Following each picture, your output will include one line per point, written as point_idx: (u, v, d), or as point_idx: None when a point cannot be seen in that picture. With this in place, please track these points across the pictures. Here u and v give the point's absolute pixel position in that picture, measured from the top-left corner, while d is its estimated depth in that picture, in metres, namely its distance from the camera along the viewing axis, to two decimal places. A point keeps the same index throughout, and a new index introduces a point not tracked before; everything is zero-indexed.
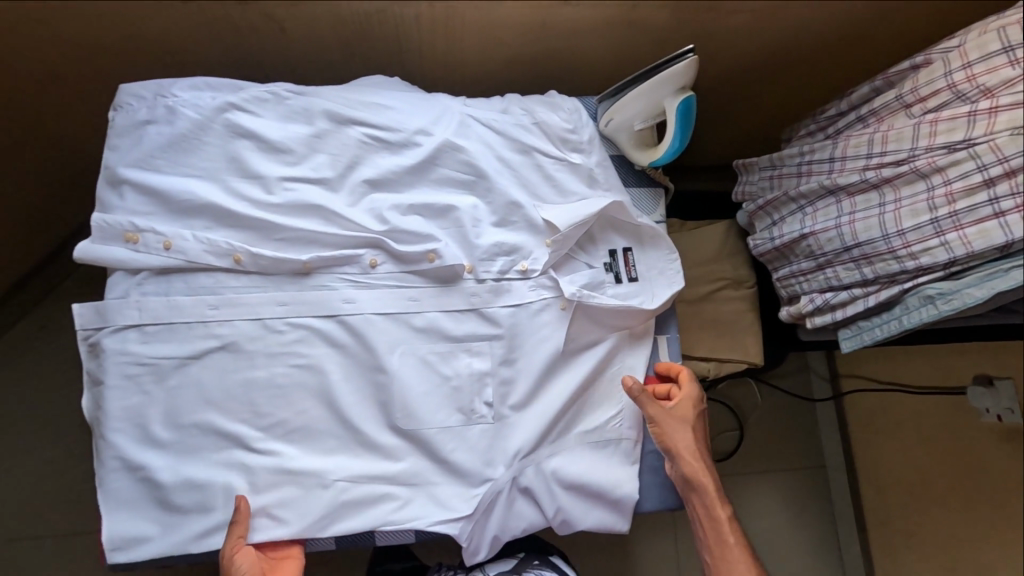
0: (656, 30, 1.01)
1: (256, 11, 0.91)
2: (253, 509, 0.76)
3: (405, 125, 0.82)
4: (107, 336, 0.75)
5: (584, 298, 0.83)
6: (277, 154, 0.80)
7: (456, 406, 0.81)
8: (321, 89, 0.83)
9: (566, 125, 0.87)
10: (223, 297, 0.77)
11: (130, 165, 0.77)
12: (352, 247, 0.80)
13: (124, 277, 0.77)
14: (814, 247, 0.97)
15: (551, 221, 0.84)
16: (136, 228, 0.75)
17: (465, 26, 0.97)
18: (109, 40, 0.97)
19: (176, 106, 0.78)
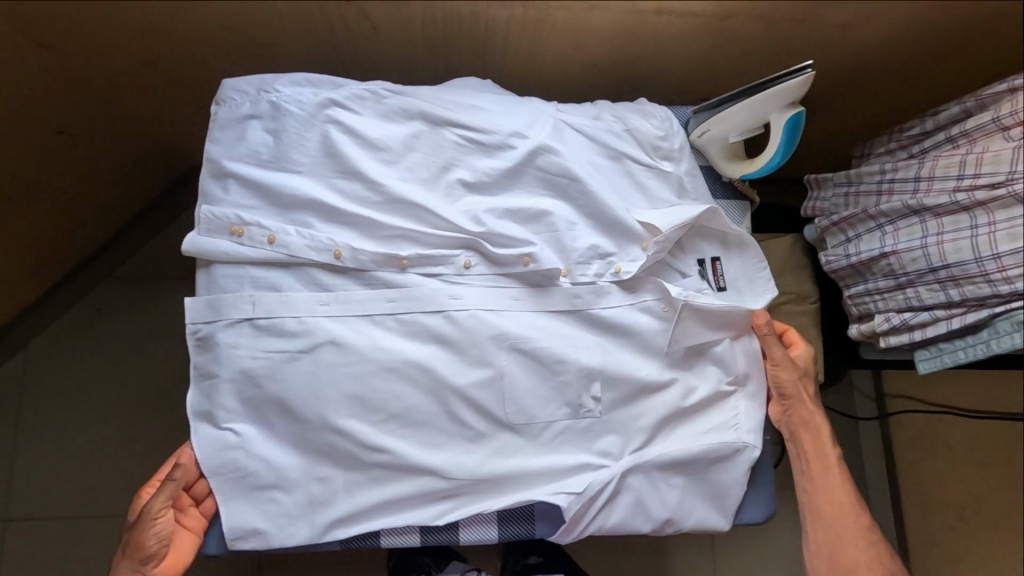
0: (743, 41, 1.01)
1: (350, 7, 0.91)
2: (373, 502, 0.81)
3: (501, 129, 0.84)
4: (220, 329, 0.79)
5: (691, 299, 0.85)
6: (375, 150, 0.82)
7: (565, 401, 0.83)
8: (419, 89, 0.85)
9: (657, 133, 0.89)
10: (334, 293, 0.80)
11: (234, 159, 0.80)
12: (448, 248, 0.82)
13: (231, 271, 0.80)
14: (894, 266, 0.96)
15: (652, 225, 0.85)
16: (241, 222, 0.79)
17: (552, 31, 0.97)
18: (203, 36, 0.98)
19: (280, 102, 0.81)
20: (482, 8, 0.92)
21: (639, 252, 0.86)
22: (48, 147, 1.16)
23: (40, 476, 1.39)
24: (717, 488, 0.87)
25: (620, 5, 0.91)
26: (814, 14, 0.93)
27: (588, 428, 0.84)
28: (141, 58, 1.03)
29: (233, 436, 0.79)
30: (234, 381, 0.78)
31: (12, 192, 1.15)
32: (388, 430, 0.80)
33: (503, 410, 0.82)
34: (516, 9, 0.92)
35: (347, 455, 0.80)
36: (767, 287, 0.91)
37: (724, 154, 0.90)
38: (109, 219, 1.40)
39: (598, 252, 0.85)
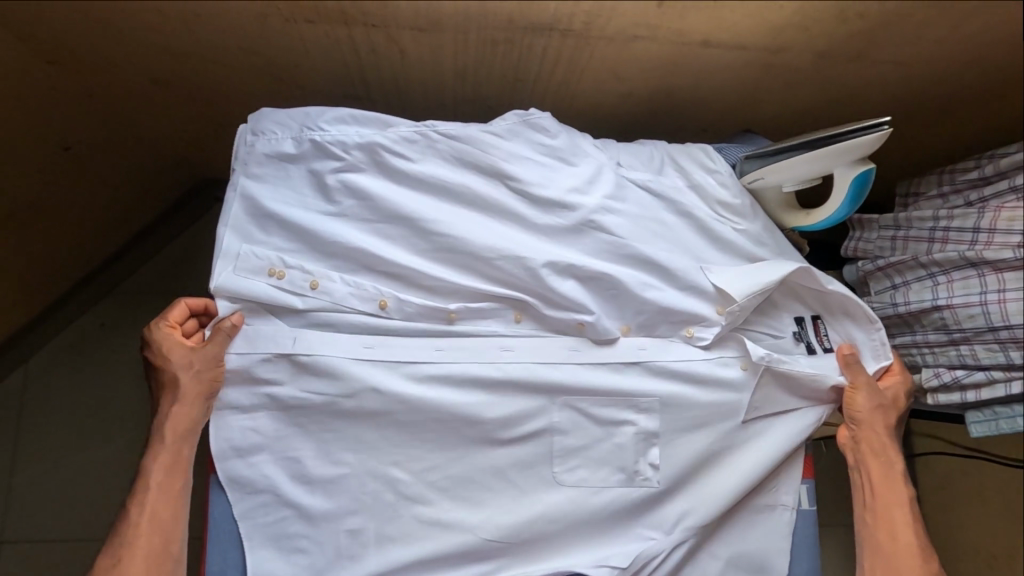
0: (794, 77, 0.95)
1: (379, 34, 0.86)
2: (409, 561, 0.75)
3: (556, 186, 0.77)
4: (252, 370, 0.75)
5: (772, 362, 0.80)
6: (423, 187, 0.78)
7: (618, 465, 0.78)
8: (471, 129, 0.78)
9: (725, 192, 0.81)
10: (379, 336, 0.77)
11: (277, 200, 0.76)
12: (500, 301, 0.79)
13: (269, 312, 0.77)
14: (947, 320, 0.91)
15: (725, 291, 0.79)
16: (282, 263, 0.76)
17: (589, 63, 0.92)
18: (223, 58, 0.92)
19: (325, 142, 0.76)
20: (518, 38, 0.86)
21: (713, 320, 0.80)
22: (55, 162, 1.11)
23: (39, 499, 1.34)
24: (766, 558, 0.82)
25: (668, 37, 0.85)
26: (871, 51, 0.87)
27: (640, 498, 0.78)
28: (153, 75, 0.98)
29: (253, 489, 0.75)
30: (259, 429, 0.75)
31: (17, 209, 1.10)
32: (417, 491, 0.75)
33: (546, 466, 0.77)
34: (555, 38, 0.86)
35: (370, 517, 0.75)
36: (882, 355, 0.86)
37: (781, 202, 0.84)
38: (115, 233, 1.35)
39: (664, 316, 0.80)
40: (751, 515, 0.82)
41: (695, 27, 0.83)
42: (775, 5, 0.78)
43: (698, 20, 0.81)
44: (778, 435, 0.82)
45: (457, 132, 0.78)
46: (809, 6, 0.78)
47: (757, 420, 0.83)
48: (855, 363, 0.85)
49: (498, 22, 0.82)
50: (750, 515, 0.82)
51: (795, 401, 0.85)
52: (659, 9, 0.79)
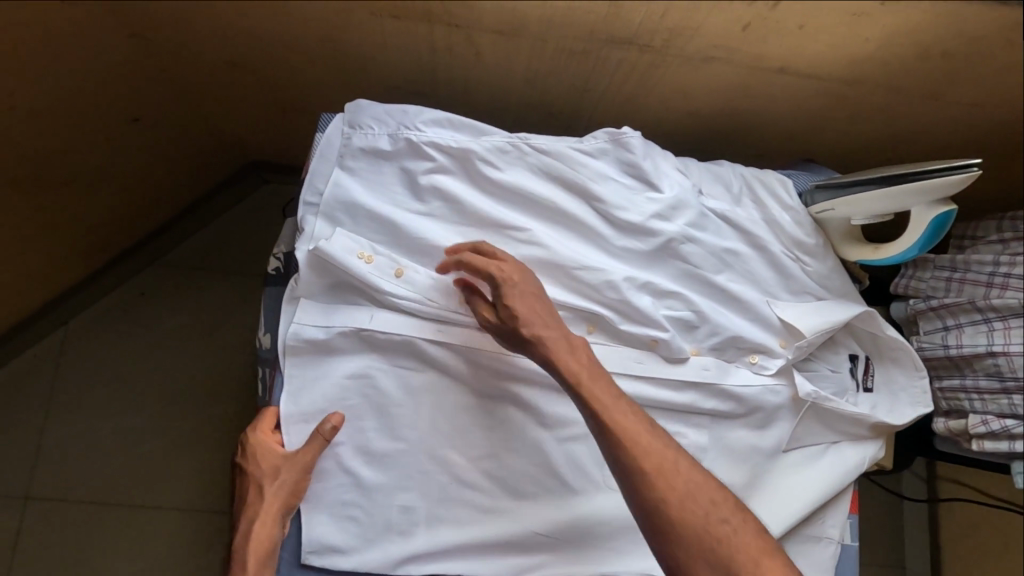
0: (866, 111, 0.94)
1: (460, 36, 0.87)
2: (450, 552, 0.74)
3: (639, 212, 0.78)
4: (326, 342, 0.75)
5: (820, 400, 0.78)
6: (501, 191, 0.79)
7: None
8: (558, 139, 0.80)
9: (800, 230, 0.81)
10: (453, 326, 0.77)
11: (368, 192, 0.78)
12: (576, 313, 0.79)
13: (348, 296, 0.77)
14: (1001, 367, 0.90)
15: (794, 325, 0.80)
16: (370, 249, 0.76)
17: (660, 80, 0.92)
18: (301, 45, 0.94)
19: (421, 143, 0.78)
20: (594, 50, 0.87)
21: (778, 352, 0.81)
22: (123, 134, 1.14)
23: (61, 458, 1.34)
24: None
25: (744, 60, 0.85)
26: (947, 91, 0.86)
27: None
28: (227, 55, 0.99)
29: (315, 453, 0.74)
30: (311, 412, 0.74)
31: (79, 176, 1.14)
32: (463, 489, 0.75)
33: (597, 470, 0.77)
34: (632, 52, 0.86)
35: (419, 506, 0.74)
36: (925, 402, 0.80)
37: (845, 233, 0.81)
38: (164, 205, 1.38)
39: (734, 342, 0.80)
40: (798, 544, 0.79)
41: (774, 52, 0.82)
42: (859, 37, 0.78)
43: (779, 46, 0.81)
44: (829, 468, 0.80)
45: (548, 147, 0.79)
46: (894, 41, 0.78)
47: (796, 451, 0.81)
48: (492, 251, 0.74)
49: (577, 33, 0.83)
50: (796, 543, 0.79)
51: (836, 437, 0.82)
52: (742, 32, 0.79)
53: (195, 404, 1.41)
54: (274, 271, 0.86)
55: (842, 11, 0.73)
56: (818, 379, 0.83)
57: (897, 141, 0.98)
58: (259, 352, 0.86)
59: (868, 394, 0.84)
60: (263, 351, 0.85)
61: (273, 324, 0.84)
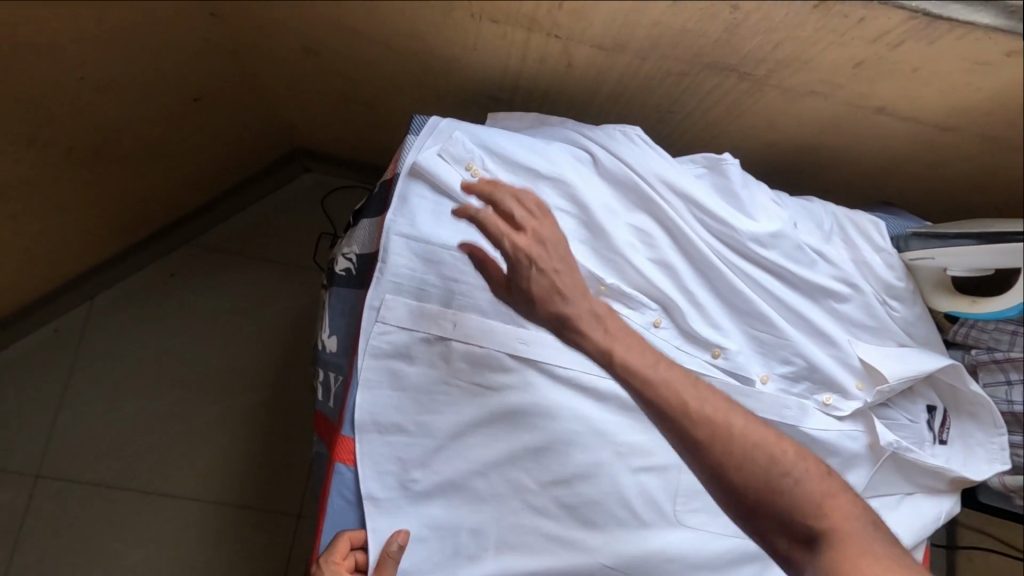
0: (953, 158, 0.92)
1: (557, 46, 0.84)
2: None
3: (742, 227, 0.76)
4: (409, 339, 0.72)
5: (902, 451, 0.75)
6: (599, 208, 0.76)
7: None
8: (658, 148, 0.79)
9: (891, 273, 0.79)
10: (535, 333, 0.74)
11: (463, 183, 0.75)
12: (641, 322, 0.77)
13: (438, 286, 0.73)
14: None
15: (875, 368, 0.77)
16: (478, 164, 0.75)
17: (751, 106, 0.90)
18: (386, 41, 0.91)
19: (522, 138, 0.77)
20: (692, 72, 0.84)
21: (854, 394, 0.78)
22: (183, 115, 1.08)
23: (58, 459, 1.14)
24: None
25: (846, 97, 0.83)
26: None
27: (754, 555, 0.74)
28: (306, 42, 0.96)
29: (382, 469, 0.69)
30: (385, 424, 0.70)
31: (132, 150, 1.07)
32: (535, 516, 0.72)
33: (669, 504, 0.75)
34: (731, 78, 0.84)
35: (489, 528, 0.70)
36: (1002, 460, 0.78)
37: (934, 282, 0.80)
38: (204, 186, 1.26)
39: (810, 374, 0.78)
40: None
41: (879, 92, 0.81)
42: (971, 85, 0.76)
43: (886, 86, 0.79)
44: (905, 519, 0.76)
45: (652, 145, 0.78)
46: (1003, 91, 0.76)
47: (871, 500, 0.78)
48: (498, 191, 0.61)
49: (680, 54, 0.81)
50: None
51: (911, 488, 0.78)
52: (852, 70, 0.77)
53: (218, 402, 1.23)
54: (342, 272, 0.83)
55: (962, 58, 0.72)
56: (896, 429, 0.79)
57: (976, 192, 0.97)
58: (322, 354, 0.83)
59: (943, 447, 0.81)
60: (327, 354, 0.82)
61: (339, 326, 0.81)
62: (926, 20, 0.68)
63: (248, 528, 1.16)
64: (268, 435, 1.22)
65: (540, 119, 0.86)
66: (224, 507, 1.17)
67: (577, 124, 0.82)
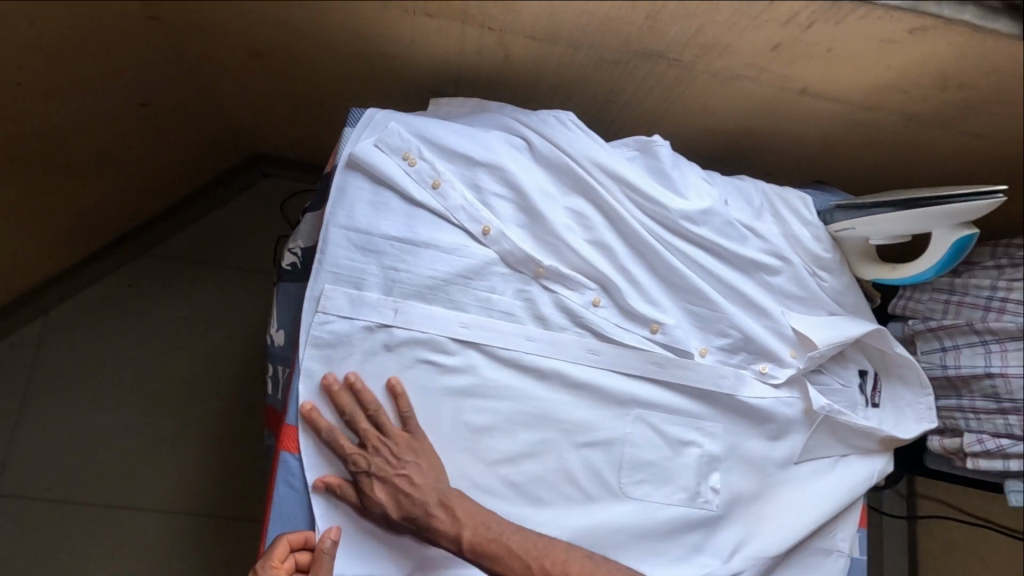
0: (879, 135, 0.96)
1: (494, 39, 0.86)
2: None
3: (673, 206, 0.78)
4: (351, 327, 0.73)
5: (833, 414, 0.79)
6: (536, 194, 0.78)
7: (682, 485, 0.77)
8: (592, 133, 0.81)
9: (818, 246, 0.83)
10: (476, 317, 0.76)
11: (401, 172, 0.76)
12: (580, 302, 0.79)
13: (378, 274, 0.75)
14: (998, 389, 0.94)
15: (806, 336, 0.81)
16: (416, 153, 0.77)
17: (686, 92, 0.93)
18: (326, 43, 0.92)
19: (458, 127, 0.79)
20: (625, 60, 0.87)
21: (788, 362, 0.81)
22: (133, 124, 1.08)
23: (14, 478, 1.11)
24: None
25: (772, 79, 0.86)
26: (957, 121, 0.90)
27: (697, 522, 0.77)
28: (247, 45, 0.96)
29: (327, 456, 0.70)
30: (329, 412, 0.71)
31: (79, 159, 1.06)
32: (483, 495, 0.73)
33: (615, 478, 0.76)
34: (662, 65, 0.87)
35: None
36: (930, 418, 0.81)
37: (860, 252, 0.84)
38: (158, 193, 1.26)
39: (746, 345, 0.81)
40: (805, 556, 0.78)
41: (800, 73, 0.84)
42: (883, 64, 0.80)
43: (806, 67, 0.83)
44: (840, 481, 0.80)
45: (585, 130, 0.80)
46: (913, 69, 0.81)
47: (807, 463, 0.81)
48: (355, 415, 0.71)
49: (610, 43, 0.83)
50: (806, 555, 0.78)
51: (845, 450, 0.82)
52: (771, 52, 0.81)
53: (180, 411, 1.22)
54: (288, 267, 0.84)
55: (870, 38, 0.76)
56: (829, 393, 0.82)
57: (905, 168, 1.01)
58: (270, 349, 0.83)
59: (876, 409, 0.84)
60: (275, 348, 0.82)
61: (286, 320, 0.82)
62: (831, 2, 0.71)
63: (213, 534, 1.15)
64: (230, 440, 1.21)
65: (482, 109, 0.87)
66: (187, 515, 1.16)
67: (513, 112, 0.84)
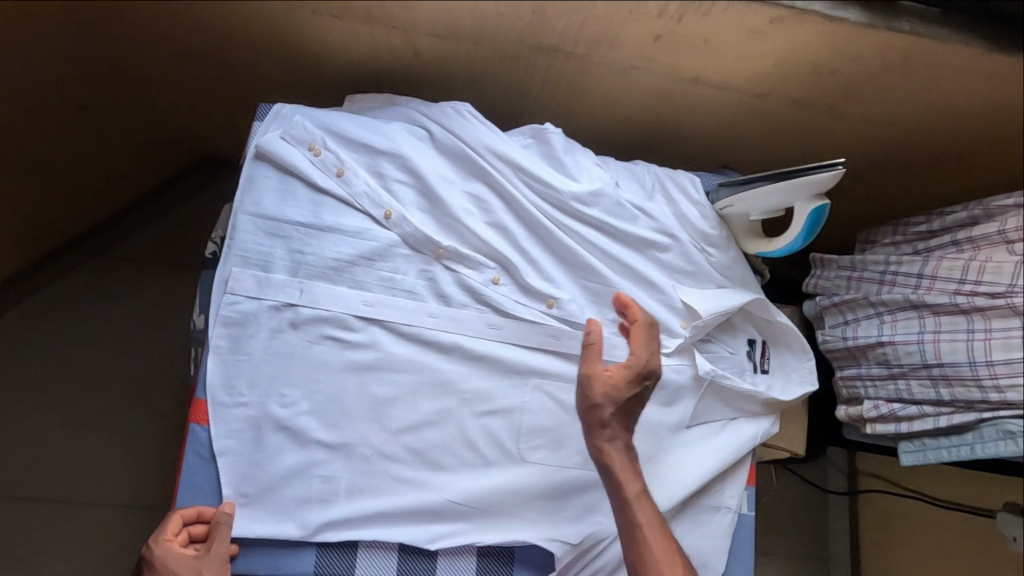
0: (775, 122, 1.02)
1: (401, 38, 0.91)
2: (366, 515, 0.76)
3: (563, 188, 0.84)
4: (257, 306, 0.78)
5: (717, 378, 0.84)
6: (436, 180, 0.84)
7: (577, 448, 0.82)
8: (491, 123, 0.87)
9: (705, 223, 0.88)
10: (379, 295, 0.81)
11: (306, 161, 0.82)
12: (480, 280, 0.84)
13: (285, 256, 0.80)
14: (889, 355, 0.97)
15: (692, 306, 0.86)
16: (321, 144, 0.82)
17: (589, 86, 0.98)
18: (244, 50, 0.97)
19: (362, 120, 0.84)
20: (525, 55, 0.92)
21: (678, 332, 0.86)
22: (68, 126, 1.07)
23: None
24: (700, 555, 0.83)
25: (662, 70, 0.92)
26: (841, 106, 0.96)
27: (592, 483, 0.82)
28: (170, 52, 0.99)
29: (235, 427, 0.75)
30: (236, 386, 0.76)
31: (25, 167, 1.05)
32: (386, 462, 0.78)
33: (513, 443, 0.81)
34: (560, 59, 0.92)
35: (341, 471, 0.77)
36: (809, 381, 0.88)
37: (746, 228, 0.89)
38: (97, 201, 1.22)
39: None
40: (695, 513, 0.83)
41: (686, 64, 0.90)
42: (757, 53, 0.86)
43: (689, 57, 0.89)
44: (727, 441, 0.86)
45: (482, 120, 0.86)
46: (786, 55, 0.87)
47: (698, 426, 0.86)
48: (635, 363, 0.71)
49: (507, 38, 0.89)
50: (695, 512, 0.84)
51: (733, 413, 0.88)
52: (655, 43, 0.87)
53: (122, 422, 1.17)
54: (209, 255, 0.88)
55: (738, 28, 0.82)
56: (717, 360, 0.88)
57: (805, 152, 1.07)
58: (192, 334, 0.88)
59: (765, 375, 0.90)
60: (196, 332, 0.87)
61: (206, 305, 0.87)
62: None
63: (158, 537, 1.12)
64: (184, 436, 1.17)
65: (391, 103, 0.91)
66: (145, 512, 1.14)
67: (418, 105, 0.89)
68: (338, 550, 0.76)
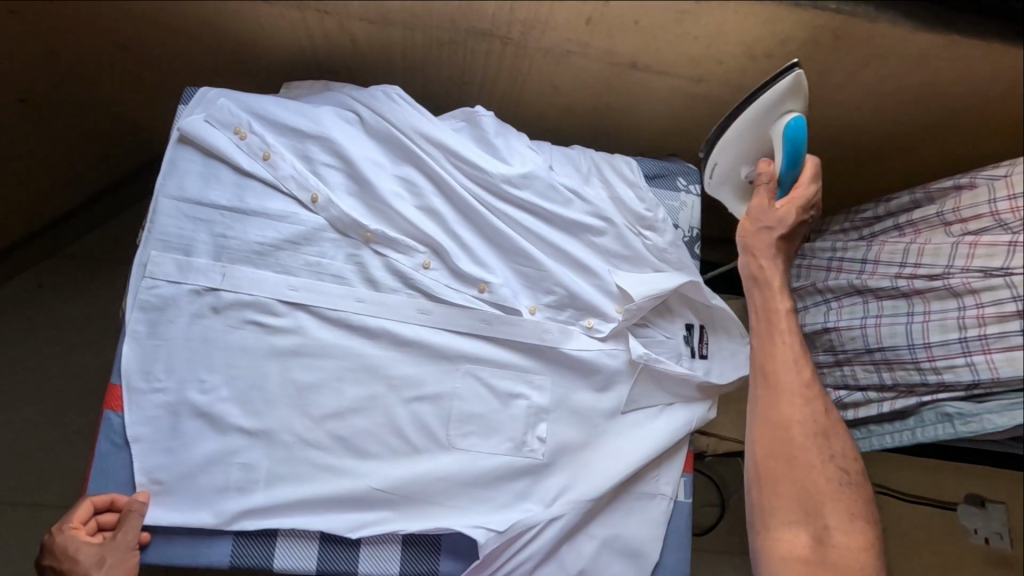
0: (720, 108, 1.01)
1: (334, 25, 0.91)
2: (287, 504, 0.74)
3: (494, 170, 0.83)
4: (176, 291, 0.76)
5: (651, 362, 0.83)
6: (365, 163, 0.83)
7: (508, 435, 0.81)
8: (423, 107, 0.86)
9: (641, 205, 0.88)
10: (304, 280, 0.79)
11: (232, 144, 0.81)
12: (409, 263, 0.83)
13: (207, 241, 0.78)
14: (835, 342, 0.94)
15: (627, 290, 0.85)
16: (248, 127, 0.81)
17: (530, 73, 0.97)
18: (179, 41, 0.96)
19: (290, 102, 0.83)
20: (461, 41, 0.92)
21: (613, 316, 0.85)
22: (14, 121, 1.01)
23: None
24: (632, 543, 0.81)
25: (599, 54, 0.91)
26: None
27: (523, 470, 0.80)
28: (103, 46, 0.98)
29: (151, 413, 0.74)
30: (153, 372, 0.74)
31: None
32: (309, 449, 0.76)
33: (442, 430, 0.79)
34: (496, 44, 0.92)
35: (261, 459, 0.75)
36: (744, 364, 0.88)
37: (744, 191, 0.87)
38: (47, 201, 1.14)
39: (573, 301, 0.85)
40: (629, 500, 0.83)
41: (621, 46, 0.90)
42: (690, 34, 0.86)
43: (622, 40, 0.88)
44: (661, 426, 0.84)
45: (413, 103, 0.85)
46: (720, 37, 0.86)
47: (632, 413, 0.85)
48: (805, 196, 0.76)
49: (439, 22, 0.88)
50: (629, 499, 0.83)
51: (670, 399, 0.86)
52: (587, 26, 0.86)
53: (61, 436, 1.11)
54: None
55: (667, 9, 0.82)
56: (654, 345, 0.87)
57: None
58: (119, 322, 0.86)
59: (704, 360, 0.89)
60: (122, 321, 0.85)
61: None
62: None
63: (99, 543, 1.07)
64: None
65: (326, 89, 0.90)
66: None
67: (351, 90, 0.88)
68: (256, 539, 0.75)
